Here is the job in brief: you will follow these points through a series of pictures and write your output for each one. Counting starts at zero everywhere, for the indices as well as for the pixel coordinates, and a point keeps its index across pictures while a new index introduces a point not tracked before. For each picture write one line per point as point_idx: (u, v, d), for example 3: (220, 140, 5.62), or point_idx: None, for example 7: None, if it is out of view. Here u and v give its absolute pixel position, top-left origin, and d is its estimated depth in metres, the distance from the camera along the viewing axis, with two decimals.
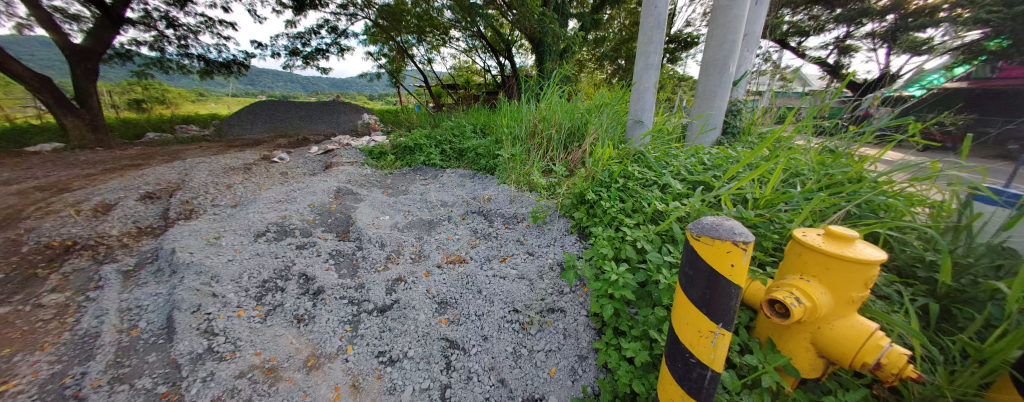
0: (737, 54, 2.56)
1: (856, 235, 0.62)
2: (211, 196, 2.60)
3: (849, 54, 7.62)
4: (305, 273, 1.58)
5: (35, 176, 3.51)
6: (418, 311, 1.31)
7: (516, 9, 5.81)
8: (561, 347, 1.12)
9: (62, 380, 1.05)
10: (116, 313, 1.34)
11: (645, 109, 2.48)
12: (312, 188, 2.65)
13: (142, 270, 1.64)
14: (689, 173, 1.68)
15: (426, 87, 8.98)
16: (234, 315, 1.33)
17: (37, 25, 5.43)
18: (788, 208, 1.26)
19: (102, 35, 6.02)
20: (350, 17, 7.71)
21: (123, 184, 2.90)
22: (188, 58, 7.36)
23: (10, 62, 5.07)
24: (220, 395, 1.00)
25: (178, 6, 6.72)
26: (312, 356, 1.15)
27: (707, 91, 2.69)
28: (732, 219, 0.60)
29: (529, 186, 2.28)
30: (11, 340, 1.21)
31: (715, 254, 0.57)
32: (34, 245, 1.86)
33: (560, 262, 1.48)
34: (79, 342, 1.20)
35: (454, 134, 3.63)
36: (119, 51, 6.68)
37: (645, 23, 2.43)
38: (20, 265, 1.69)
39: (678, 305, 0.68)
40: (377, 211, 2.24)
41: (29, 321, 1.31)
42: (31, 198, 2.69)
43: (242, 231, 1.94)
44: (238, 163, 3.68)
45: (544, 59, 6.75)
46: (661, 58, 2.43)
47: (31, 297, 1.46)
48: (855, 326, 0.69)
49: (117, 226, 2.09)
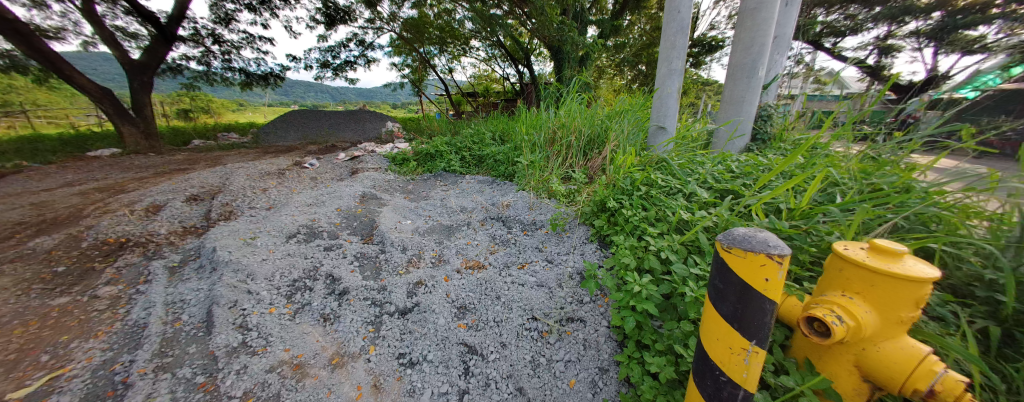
0: (766, 58, 2.46)
1: (905, 250, 0.58)
2: (248, 199, 2.76)
3: (891, 54, 7.15)
4: (331, 274, 1.65)
5: (95, 179, 3.90)
6: (438, 315, 1.33)
7: (535, 18, 5.87)
8: (581, 358, 1.10)
9: (112, 366, 1.15)
10: (162, 306, 1.45)
11: (668, 115, 2.41)
12: (339, 193, 2.77)
13: (185, 267, 1.77)
14: (716, 181, 1.62)
15: (447, 95, 9.31)
16: (266, 311, 1.40)
17: (103, 43, 6.16)
18: (827, 220, 1.17)
19: (156, 51, 6.67)
20: (377, 30, 8.14)
21: (171, 187, 3.16)
22: (231, 72, 8.02)
23: (76, 76, 5.71)
24: (252, 388, 1.06)
25: (223, 24, 7.37)
26: (336, 355, 1.19)
27: (734, 96, 2.58)
28: (766, 231, 0.58)
29: (548, 192, 2.28)
30: (70, 328, 1.35)
31: (747, 267, 0.55)
32: (93, 241, 2.07)
33: (580, 271, 1.46)
34: (128, 332, 1.32)
35: (473, 141, 3.70)
36: (171, 66, 7.38)
37: (666, 28, 2.37)
38: (80, 259, 1.89)
39: (708, 320, 0.65)
40: (399, 216, 2.30)
41: (86, 311, 1.45)
42: (91, 199, 2.99)
43: (275, 233, 2.06)
44: (273, 168, 3.92)
45: (563, 67, 6.90)
46: (684, 62, 2.37)
47: (88, 289, 1.62)
48: (904, 348, 0.64)
49: (165, 225, 2.28)
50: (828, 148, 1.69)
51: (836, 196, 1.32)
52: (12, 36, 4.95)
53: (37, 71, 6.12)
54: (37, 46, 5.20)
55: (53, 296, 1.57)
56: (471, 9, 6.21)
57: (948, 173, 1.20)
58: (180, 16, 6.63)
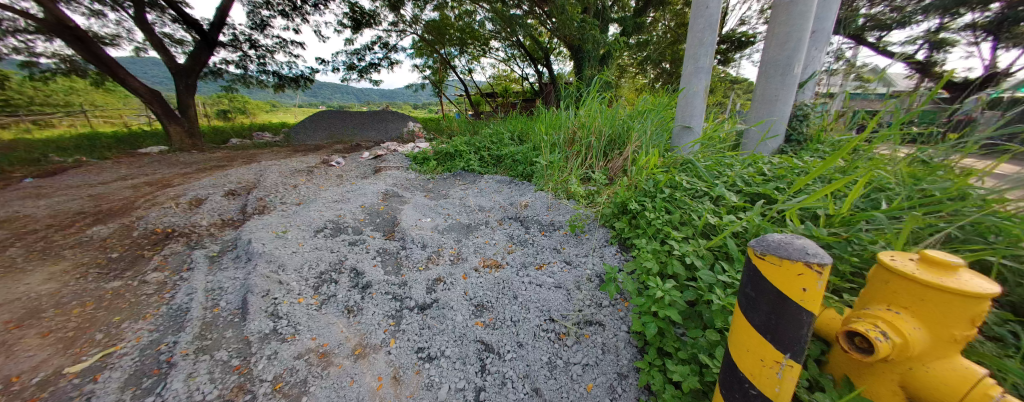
0: (803, 53, 2.31)
1: (961, 262, 0.52)
2: (280, 194, 2.93)
3: (945, 49, 6.54)
4: (356, 268, 1.72)
5: (146, 174, 4.27)
6: (456, 312, 1.35)
7: (555, 17, 5.82)
8: (599, 362, 1.08)
9: (157, 346, 1.25)
10: (203, 292, 1.57)
11: (694, 115, 2.33)
12: (364, 190, 2.87)
13: (223, 257, 1.91)
14: (746, 184, 1.55)
15: (466, 96, 9.44)
16: (296, 301, 1.48)
17: (153, 49, 6.73)
18: (869, 228, 1.08)
19: (199, 56, 7.16)
20: (400, 33, 8.39)
21: (212, 182, 3.41)
22: (265, 74, 8.52)
23: (130, 80, 6.34)
24: (282, 373, 1.12)
25: (258, 30, 7.84)
26: (359, 346, 1.24)
27: (767, 94, 2.45)
28: (804, 237, 0.54)
29: (566, 193, 2.25)
30: (123, 309, 1.49)
31: (782, 276, 0.52)
32: (143, 230, 2.26)
33: (599, 274, 1.44)
34: (172, 315, 1.43)
35: (492, 141, 3.74)
36: (213, 70, 7.96)
37: (693, 25, 2.28)
38: (133, 246, 2.08)
39: (737, 329, 0.63)
40: (420, 213, 2.36)
41: (136, 295, 1.59)
42: (142, 192, 3.28)
43: (304, 227, 2.17)
44: (303, 165, 4.13)
45: (583, 66, 6.83)
46: (712, 60, 2.27)
47: (138, 274, 1.78)
48: (958, 370, 0.58)
49: (206, 217, 2.46)
50: (873, 151, 1.56)
51: (882, 202, 1.22)
52: (74, 42, 5.53)
53: (95, 74, 6.78)
54: (94, 52, 5.77)
55: (110, 279, 1.74)
56: (491, 10, 6.26)
57: (1009, 179, 1.09)
58: (220, 23, 7.11)
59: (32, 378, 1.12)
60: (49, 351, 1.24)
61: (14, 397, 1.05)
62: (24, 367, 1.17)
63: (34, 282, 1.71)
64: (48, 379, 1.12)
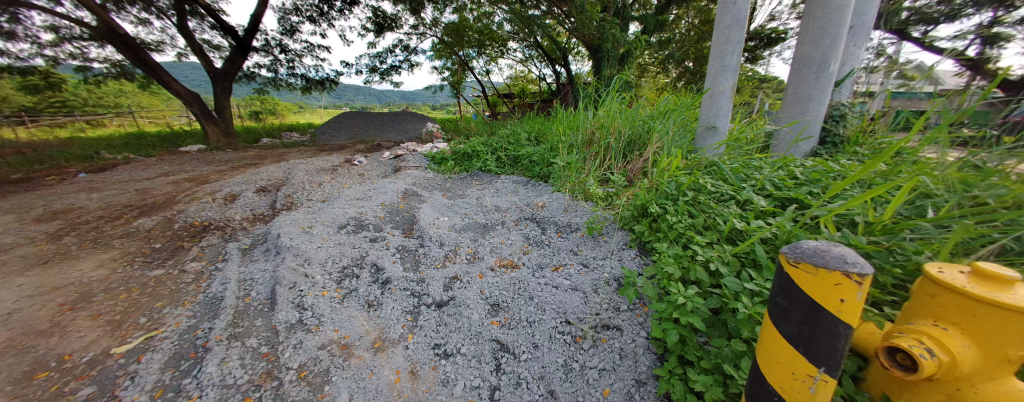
0: (841, 50, 2.17)
1: (1021, 277, 0.47)
2: (306, 192, 3.07)
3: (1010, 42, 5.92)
4: (376, 264, 1.78)
5: (186, 171, 4.60)
6: (472, 311, 1.37)
7: (574, 17, 5.77)
8: (616, 367, 1.07)
9: (194, 332, 1.35)
10: (236, 282, 1.68)
11: (720, 115, 2.24)
12: (384, 189, 2.96)
13: (254, 250, 2.03)
14: (776, 188, 1.47)
15: (483, 97, 9.53)
16: (320, 294, 1.55)
17: (194, 54, 7.24)
18: (915, 237, 1.00)
19: (235, 60, 7.63)
20: (420, 36, 8.59)
21: (245, 179, 3.63)
22: (294, 77, 8.97)
23: (174, 84, 6.81)
24: (307, 361, 1.18)
25: (288, 35, 8.27)
26: (378, 339, 1.28)
27: (799, 94, 2.32)
28: (843, 245, 0.51)
29: (584, 195, 2.23)
30: (165, 296, 1.61)
31: (817, 286, 0.50)
32: (183, 223, 2.44)
33: (618, 277, 1.41)
34: (207, 303, 1.54)
35: (509, 142, 3.75)
36: (247, 73, 8.46)
37: (719, 21, 2.19)
38: (174, 238, 2.24)
39: (768, 340, 0.60)
40: (438, 213, 2.41)
41: (177, 283, 1.72)
42: (183, 187, 3.54)
43: (328, 223, 2.26)
44: (327, 164, 4.32)
45: (602, 65, 6.73)
46: (740, 57, 2.17)
47: (178, 264, 1.92)
48: (1012, 393, 0.53)
49: (239, 212, 2.62)
50: (921, 154, 1.44)
51: (931, 210, 1.12)
52: (124, 48, 6.05)
53: (141, 78, 7.38)
54: (141, 57, 6.28)
55: (154, 267, 1.89)
56: (510, 11, 6.29)
57: None
58: (254, 29, 7.54)
59: (84, 356, 1.23)
60: (98, 332, 1.36)
61: (67, 373, 1.15)
62: (77, 346, 1.28)
63: (87, 268, 1.89)
64: (97, 358, 1.22)
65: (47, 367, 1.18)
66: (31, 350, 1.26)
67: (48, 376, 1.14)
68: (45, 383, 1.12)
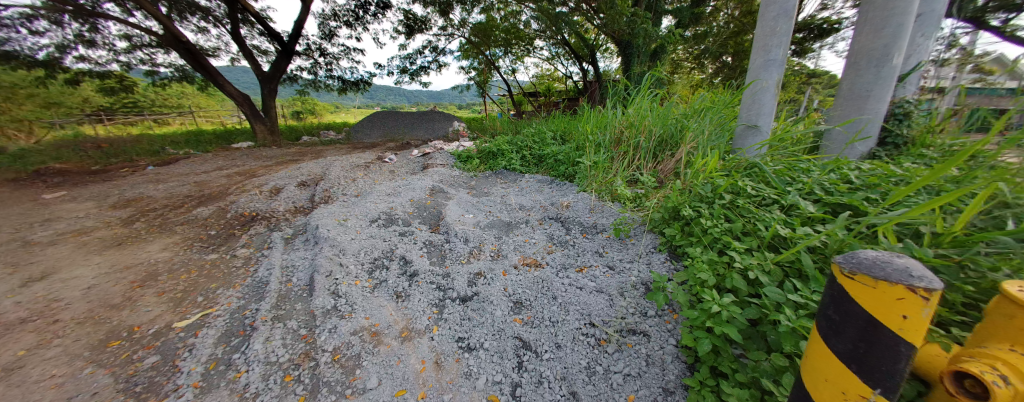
0: (907, 40, 1.93)
1: None
2: (342, 187, 3.27)
3: None
4: (404, 257, 1.86)
5: (237, 165, 5.07)
6: (495, 307, 1.39)
7: (604, 13, 5.63)
8: (642, 374, 1.03)
9: (243, 312, 1.49)
10: (280, 268, 1.83)
11: (762, 113, 2.08)
12: (413, 185, 3.08)
13: (296, 239, 2.19)
14: (828, 193, 1.34)
15: (509, 96, 9.57)
16: (353, 283, 1.65)
17: (244, 58, 7.91)
18: (994, 251, 0.88)
19: (280, 64, 8.22)
20: (448, 36, 8.78)
21: (288, 174, 3.93)
22: (331, 79, 9.55)
23: (228, 86, 7.51)
24: (340, 345, 1.26)
25: (327, 39, 8.81)
26: (406, 329, 1.34)
27: (856, 89, 2.09)
28: (909, 256, 0.46)
29: (611, 195, 2.18)
30: (220, 278, 1.80)
31: (876, 299, 0.45)
32: (234, 213, 2.70)
33: (645, 282, 1.37)
34: (255, 286, 1.69)
35: (534, 141, 3.75)
36: (290, 76, 9.12)
37: (764, 12, 2.02)
38: (227, 226, 2.49)
39: (817, 355, 0.56)
40: (463, 210, 2.46)
41: (229, 266, 1.91)
42: (235, 180, 3.90)
43: (361, 216, 2.40)
44: (361, 161, 4.56)
45: (632, 62, 6.50)
46: (787, 50, 1.99)
47: (230, 250, 2.13)
48: None
49: (283, 204, 2.85)
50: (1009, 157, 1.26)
51: (1019, 222, 0.98)
52: (186, 54, 6.77)
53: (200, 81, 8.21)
54: (200, 62, 6.99)
55: (210, 252, 2.11)
56: (537, 9, 6.26)
57: None
58: (297, 34, 8.11)
59: (149, 329, 1.40)
60: (162, 308, 1.54)
61: (136, 342, 1.32)
62: (143, 319, 1.47)
63: (154, 251, 2.14)
64: (161, 330, 1.39)
65: (120, 336, 1.36)
66: (107, 320, 1.45)
67: (120, 345, 1.31)
68: (119, 349, 1.29)
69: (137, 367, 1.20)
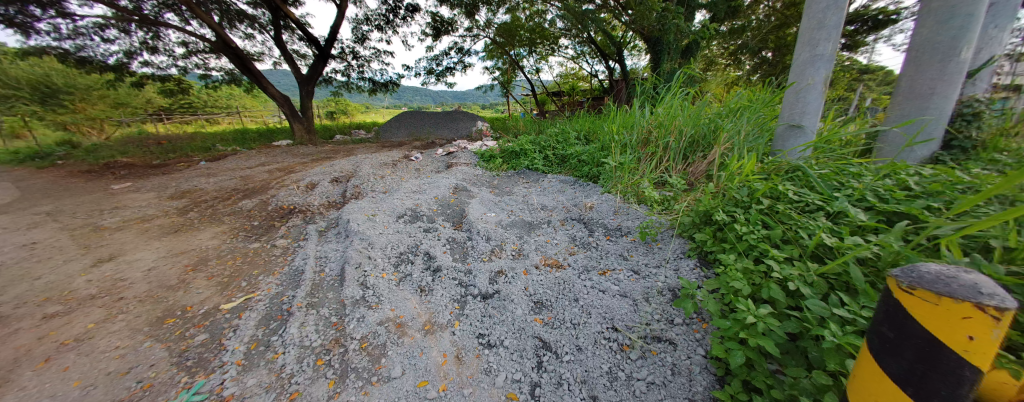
0: (979, 32, 1.70)
1: None
2: (371, 183, 3.43)
3: None
4: (428, 252, 1.91)
5: (278, 162, 5.47)
6: (516, 305, 1.40)
7: (633, 9, 5.45)
8: (667, 383, 1.00)
9: (281, 298, 1.61)
10: (315, 259, 1.96)
11: (807, 112, 1.92)
12: (437, 183, 3.17)
13: (329, 232, 2.33)
14: (883, 201, 1.22)
15: (532, 95, 9.56)
16: (380, 275, 1.73)
17: (285, 62, 8.50)
18: None
19: (317, 67, 8.77)
20: (474, 37, 8.90)
21: (322, 170, 4.19)
22: (363, 80, 10.02)
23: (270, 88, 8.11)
24: (367, 334, 1.33)
25: (360, 43, 9.24)
26: (428, 322, 1.39)
27: (915, 87, 1.88)
28: (981, 271, 0.41)
29: (637, 198, 2.12)
30: (261, 265, 1.96)
31: (937, 315, 0.41)
32: (275, 206, 2.92)
33: (673, 288, 1.32)
34: (292, 274, 1.82)
35: (558, 141, 3.71)
36: (326, 78, 9.68)
37: (810, 3, 1.85)
38: (268, 217, 2.70)
39: (868, 375, 0.51)
40: (485, 208, 2.50)
41: (270, 255, 2.08)
42: (275, 176, 4.21)
43: (389, 212, 2.50)
44: (388, 159, 4.76)
45: (661, 59, 6.25)
46: (837, 45, 1.81)
47: (270, 240, 2.31)
48: None
49: (317, 199, 3.04)
50: None
51: None
52: (235, 59, 7.39)
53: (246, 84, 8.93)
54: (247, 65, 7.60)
55: (253, 241, 2.30)
56: (563, 7, 6.18)
57: None
58: (333, 38, 8.59)
59: (200, 309, 1.56)
60: (211, 291, 1.71)
61: (188, 321, 1.47)
62: (195, 300, 1.63)
63: (205, 238, 2.37)
64: (210, 311, 1.54)
65: (175, 314, 1.52)
66: (165, 299, 1.63)
67: (175, 322, 1.46)
68: (174, 326, 1.44)
69: (188, 343, 1.33)
